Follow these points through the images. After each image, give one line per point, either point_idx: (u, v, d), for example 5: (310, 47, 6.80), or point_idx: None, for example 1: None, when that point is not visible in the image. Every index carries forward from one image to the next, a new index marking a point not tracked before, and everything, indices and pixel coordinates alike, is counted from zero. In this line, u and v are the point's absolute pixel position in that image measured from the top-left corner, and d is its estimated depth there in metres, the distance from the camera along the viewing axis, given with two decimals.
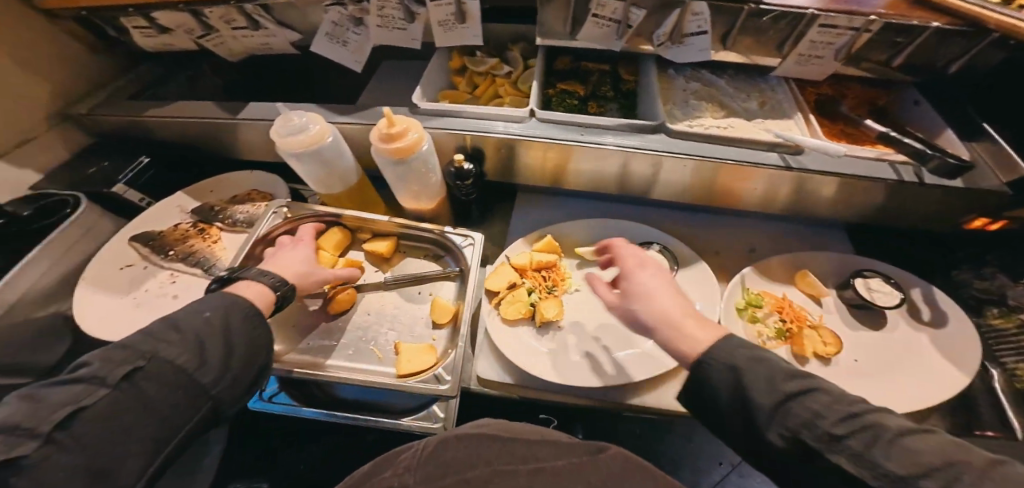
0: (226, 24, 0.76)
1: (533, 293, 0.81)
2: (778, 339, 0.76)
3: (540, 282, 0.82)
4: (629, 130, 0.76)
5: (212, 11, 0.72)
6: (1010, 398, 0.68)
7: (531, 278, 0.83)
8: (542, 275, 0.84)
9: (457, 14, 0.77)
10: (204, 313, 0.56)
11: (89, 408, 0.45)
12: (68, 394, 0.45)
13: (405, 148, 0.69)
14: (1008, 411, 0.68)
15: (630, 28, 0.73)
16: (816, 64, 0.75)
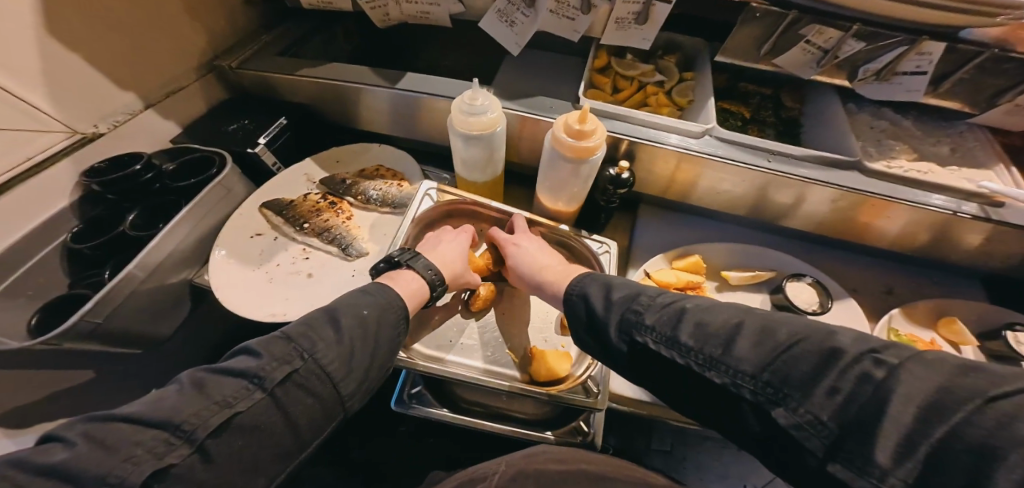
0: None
1: None
2: None
3: None
4: (817, 163, 0.71)
5: None
6: None
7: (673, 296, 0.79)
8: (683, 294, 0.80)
9: (639, 13, 0.73)
10: (361, 311, 0.56)
11: (244, 416, 0.45)
12: (226, 388, 0.45)
13: (588, 150, 0.64)
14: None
15: (838, 58, 0.68)
16: (1023, 117, 0.70)
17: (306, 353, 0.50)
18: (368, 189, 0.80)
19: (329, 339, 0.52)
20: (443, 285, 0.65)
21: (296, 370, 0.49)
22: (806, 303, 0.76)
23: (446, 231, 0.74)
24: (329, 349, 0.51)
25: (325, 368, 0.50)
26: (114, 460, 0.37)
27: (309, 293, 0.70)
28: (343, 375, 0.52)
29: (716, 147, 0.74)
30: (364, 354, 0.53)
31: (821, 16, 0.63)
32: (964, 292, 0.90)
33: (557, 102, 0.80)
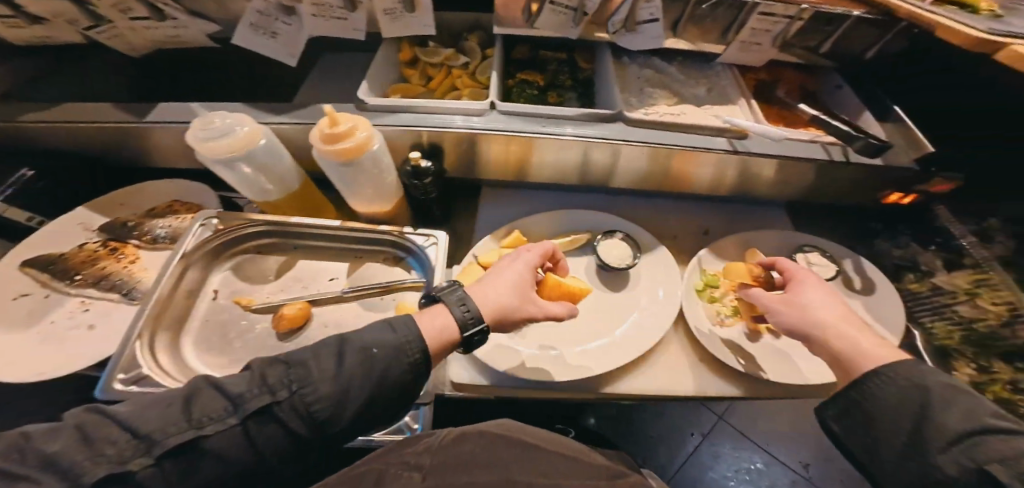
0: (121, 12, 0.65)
1: None
2: (734, 317, 0.81)
3: None
4: (591, 120, 0.77)
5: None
6: (931, 353, 0.78)
7: None
8: None
9: (406, 1, 0.70)
10: (369, 349, 0.46)
11: (209, 442, 0.37)
12: (158, 418, 0.37)
13: (351, 148, 0.61)
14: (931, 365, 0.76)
15: (586, 14, 0.73)
16: (757, 52, 0.81)
17: (295, 385, 0.42)
18: (158, 227, 0.76)
19: (327, 372, 0.43)
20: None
21: (283, 398, 0.41)
22: (618, 259, 0.85)
23: (517, 255, 0.62)
24: (321, 384, 0.42)
25: (310, 405, 0.41)
26: None
27: (83, 348, 0.62)
28: (333, 416, 0.43)
29: (506, 122, 0.75)
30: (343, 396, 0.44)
31: None
32: (771, 219, 1.00)
33: (331, 106, 0.75)
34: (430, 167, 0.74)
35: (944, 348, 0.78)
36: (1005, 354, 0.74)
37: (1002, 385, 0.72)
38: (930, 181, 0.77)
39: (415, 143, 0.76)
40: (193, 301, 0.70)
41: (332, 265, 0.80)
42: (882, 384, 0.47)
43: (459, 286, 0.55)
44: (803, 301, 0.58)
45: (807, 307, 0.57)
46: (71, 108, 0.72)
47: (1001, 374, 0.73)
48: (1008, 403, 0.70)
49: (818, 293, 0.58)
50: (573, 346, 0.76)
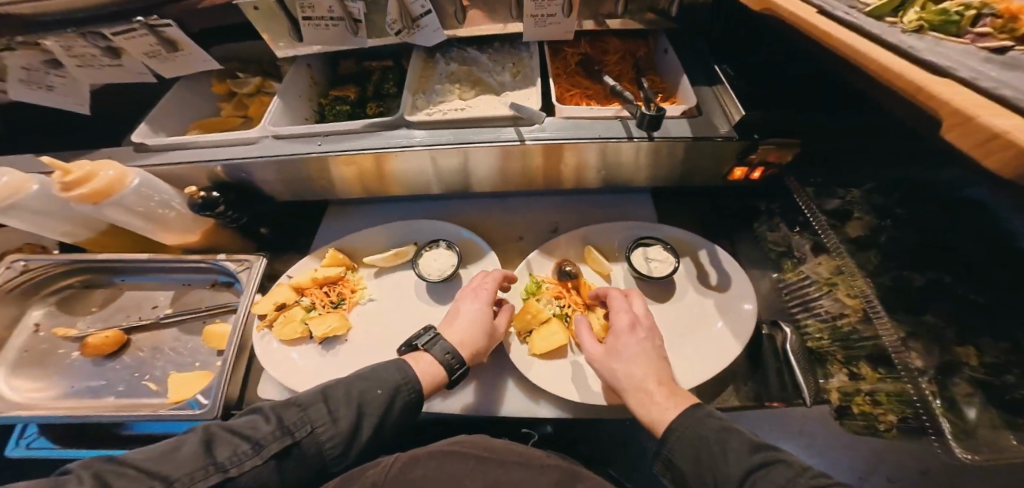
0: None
1: (312, 311, 0.79)
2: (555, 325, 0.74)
3: (320, 298, 0.80)
4: (371, 130, 0.74)
5: None
6: (800, 359, 0.68)
7: (311, 295, 0.80)
8: (325, 290, 0.82)
9: (160, 42, 0.69)
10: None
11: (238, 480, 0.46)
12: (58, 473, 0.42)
13: (94, 191, 0.63)
14: (796, 376, 0.66)
15: (357, 21, 0.72)
16: (556, 25, 0.74)
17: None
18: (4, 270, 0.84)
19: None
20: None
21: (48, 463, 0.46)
22: (438, 270, 0.80)
23: (463, 298, 0.71)
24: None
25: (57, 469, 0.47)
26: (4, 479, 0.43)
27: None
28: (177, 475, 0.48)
29: (282, 146, 0.73)
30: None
31: None
32: (635, 209, 0.91)
33: (113, 151, 0.75)
34: (217, 196, 0.74)
35: (816, 353, 0.69)
36: (868, 357, 0.64)
37: (862, 397, 0.63)
38: (759, 150, 0.65)
39: (210, 177, 0.76)
40: (13, 336, 0.78)
41: (159, 292, 0.84)
42: (676, 439, 0.52)
43: (437, 336, 0.65)
44: (619, 357, 0.61)
45: (617, 367, 0.60)
46: None
47: (864, 383, 0.63)
48: (871, 416, 0.63)
49: (634, 346, 0.62)
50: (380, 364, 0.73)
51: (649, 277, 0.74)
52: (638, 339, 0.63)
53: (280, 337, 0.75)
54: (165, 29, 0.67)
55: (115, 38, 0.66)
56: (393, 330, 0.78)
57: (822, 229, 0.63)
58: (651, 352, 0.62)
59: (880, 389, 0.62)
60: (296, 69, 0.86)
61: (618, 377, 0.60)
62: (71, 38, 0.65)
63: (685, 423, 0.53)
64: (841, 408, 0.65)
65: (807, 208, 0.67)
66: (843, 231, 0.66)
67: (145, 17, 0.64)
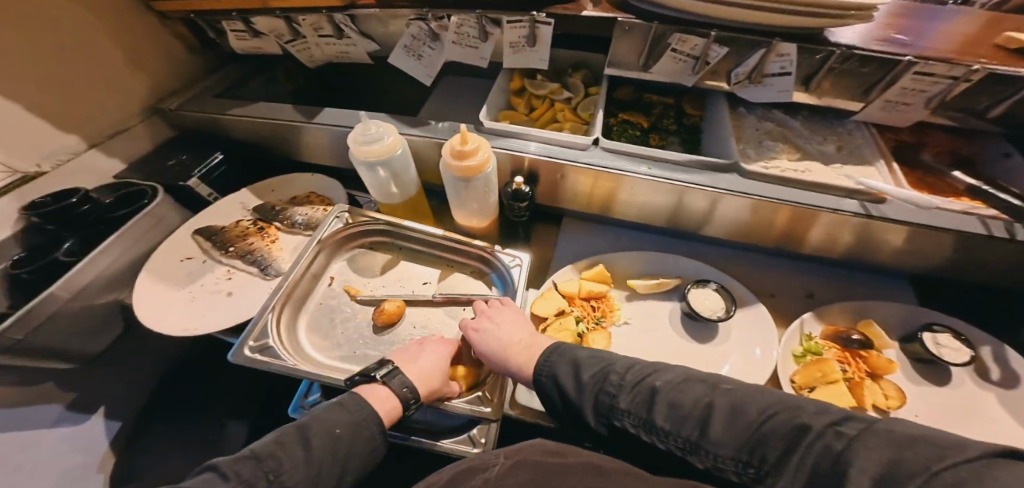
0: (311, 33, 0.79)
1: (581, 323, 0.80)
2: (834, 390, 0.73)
3: (587, 312, 0.81)
4: (696, 166, 0.75)
5: (306, 19, 0.74)
6: None
7: (580, 307, 0.82)
8: (590, 305, 0.83)
9: (528, 36, 0.77)
10: (332, 430, 0.55)
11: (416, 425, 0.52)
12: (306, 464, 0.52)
13: (473, 167, 0.66)
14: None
15: (708, 64, 0.73)
16: (903, 113, 0.72)
17: (270, 474, 0.50)
18: (297, 215, 0.87)
19: (298, 461, 0.52)
20: (417, 400, 0.60)
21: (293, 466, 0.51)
22: (710, 310, 0.78)
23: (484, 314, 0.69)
24: (294, 471, 0.51)
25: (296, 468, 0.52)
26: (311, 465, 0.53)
27: (225, 311, 0.74)
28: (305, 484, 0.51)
29: (609, 158, 0.77)
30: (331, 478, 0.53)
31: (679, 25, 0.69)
32: (891, 293, 0.89)
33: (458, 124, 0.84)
34: (529, 192, 0.78)
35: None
36: None
37: None
38: None
39: (519, 167, 0.81)
40: (314, 285, 0.79)
41: (429, 270, 0.85)
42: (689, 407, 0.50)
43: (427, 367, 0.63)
44: None
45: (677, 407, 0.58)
46: (253, 106, 0.87)
47: None
48: None
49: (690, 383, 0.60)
50: None
51: (940, 360, 0.72)
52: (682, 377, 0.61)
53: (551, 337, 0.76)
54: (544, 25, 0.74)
55: (507, 25, 0.74)
56: (653, 351, 0.78)
57: None
58: None
59: None
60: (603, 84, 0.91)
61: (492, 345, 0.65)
62: (470, 18, 0.73)
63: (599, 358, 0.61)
64: None
65: None
66: None
67: (536, 13, 0.73)
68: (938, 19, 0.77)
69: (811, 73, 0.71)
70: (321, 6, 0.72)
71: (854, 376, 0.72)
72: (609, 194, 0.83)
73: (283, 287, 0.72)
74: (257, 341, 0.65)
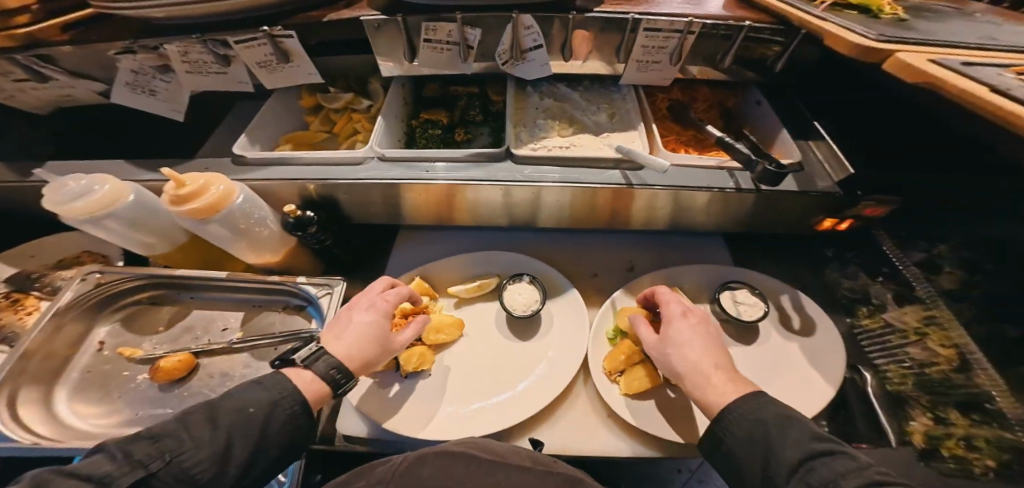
0: (2, 75, 0.65)
1: None
2: None
3: None
4: (476, 159, 0.73)
5: None
6: (881, 402, 0.66)
7: None
8: None
9: (275, 53, 0.67)
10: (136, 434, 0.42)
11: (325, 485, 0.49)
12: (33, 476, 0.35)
13: (205, 206, 0.59)
14: (878, 418, 0.65)
15: (470, 48, 0.72)
16: (658, 71, 0.73)
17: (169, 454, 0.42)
18: (57, 279, 0.77)
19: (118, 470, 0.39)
20: (351, 380, 0.56)
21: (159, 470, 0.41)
22: (524, 306, 0.77)
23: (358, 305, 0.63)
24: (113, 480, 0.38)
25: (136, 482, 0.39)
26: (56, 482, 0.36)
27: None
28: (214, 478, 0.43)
29: (389, 169, 0.73)
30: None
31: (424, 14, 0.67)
32: (710, 252, 0.90)
33: (212, 162, 0.73)
34: (312, 216, 0.72)
35: (897, 396, 0.66)
36: (957, 403, 0.61)
37: (955, 441, 0.59)
38: (860, 205, 0.68)
39: (302, 194, 0.74)
40: (77, 355, 0.70)
41: (228, 313, 0.78)
42: (742, 425, 0.50)
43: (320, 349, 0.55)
44: (670, 345, 0.61)
45: (671, 355, 0.60)
46: None
47: (955, 428, 0.60)
48: (963, 461, 0.57)
49: (684, 331, 0.61)
50: (469, 399, 0.71)
51: (739, 319, 0.74)
52: (689, 325, 0.62)
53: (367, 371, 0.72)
54: (285, 41, 0.65)
55: (237, 45, 0.64)
56: (478, 363, 0.76)
57: (915, 278, 0.71)
58: (705, 336, 0.61)
59: (975, 434, 0.58)
60: (393, 88, 0.85)
61: (675, 362, 0.59)
62: (190, 43, 0.63)
63: (740, 409, 0.51)
64: (925, 447, 0.60)
65: (893, 257, 0.75)
66: (932, 286, 0.69)
67: (270, 27, 0.63)
68: None
69: (562, 43, 0.72)
70: None
71: None
72: (448, 197, 0.76)
73: (14, 362, 0.62)
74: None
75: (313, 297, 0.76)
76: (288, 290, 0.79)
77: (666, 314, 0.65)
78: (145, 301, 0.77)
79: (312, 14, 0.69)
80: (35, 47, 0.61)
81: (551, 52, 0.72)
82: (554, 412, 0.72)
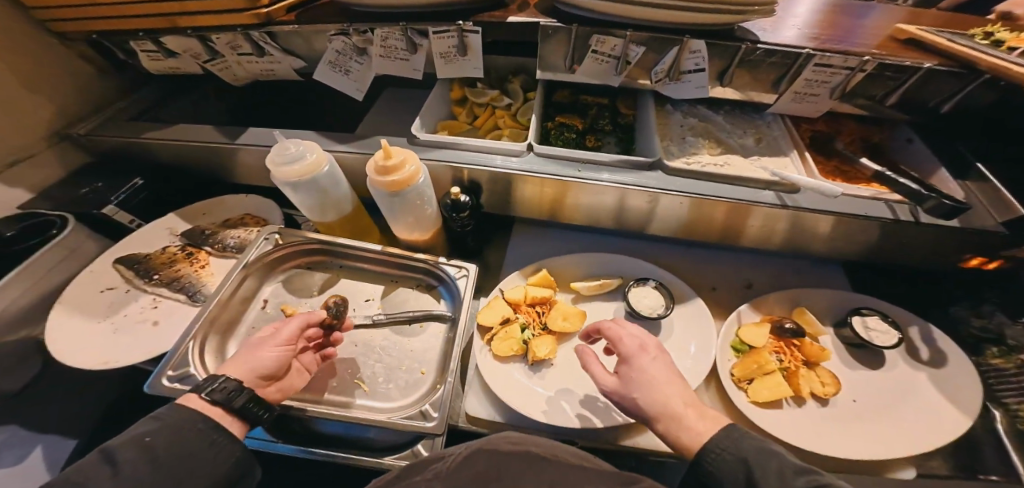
0: (231, 49, 0.78)
1: (526, 329, 0.79)
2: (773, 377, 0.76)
3: (534, 317, 0.81)
4: (624, 166, 0.77)
5: (219, 37, 0.74)
6: (1013, 440, 0.67)
7: (525, 313, 0.81)
8: (536, 309, 0.82)
9: (458, 46, 0.76)
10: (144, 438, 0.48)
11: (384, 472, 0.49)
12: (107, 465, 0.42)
13: (400, 181, 0.66)
14: (1013, 458, 0.65)
15: (629, 63, 0.75)
16: (810, 103, 0.76)
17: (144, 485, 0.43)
18: (227, 237, 0.83)
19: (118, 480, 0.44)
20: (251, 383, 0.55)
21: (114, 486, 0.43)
22: (650, 308, 0.79)
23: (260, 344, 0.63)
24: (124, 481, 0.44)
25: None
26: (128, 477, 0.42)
27: (147, 342, 0.69)
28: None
29: (541, 164, 0.78)
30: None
31: (598, 26, 0.72)
32: (828, 279, 0.91)
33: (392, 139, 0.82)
34: (468, 201, 0.77)
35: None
36: None
37: None
38: (1021, 247, 0.67)
39: (458, 177, 0.81)
40: (246, 309, 0.75)
41: (373, 287, 0.83)
42: (717, 460, 0.47)
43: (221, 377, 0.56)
44: (640, 383, 0.57)
45: (644, 392, 0.56)
46: (173, 127, 0.83)
47: None
48: None
49: (648, 368, 0.58)
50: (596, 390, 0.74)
51: (871, 344, 0.75)
52: (645, 362, 0.59)
53: (501, 354, 0.75)
54: (472, 36, 0.74)
55: (433, 35, 0.74)
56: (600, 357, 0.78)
57: None
58: (664, 374, 0.58)
59: None
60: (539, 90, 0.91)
61: (648, 404, 0.55)
62: (394, 30, 0.73)
63: (722, 442, 0.48)
64: None
65: None
66: None
67: (463, 22, 0.72)
68: (867, 17, 0.82)
69: (723, 71, 0.73)
70: (235, 24, 0.70)
71: (790, 366, 0.75)
72: (556, 199, 0.83)
73: (208, 312, 0.68)
74: (177, 369, 0.61)
75: (451, 278, 0.81)
76: (432, 268, 0.84)
77: (620, 351, 0.62)
78: (304, 266, 0.83)
79: (493, 12, 0.77)
80: (267, 25, 0.71)
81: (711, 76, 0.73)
82: None
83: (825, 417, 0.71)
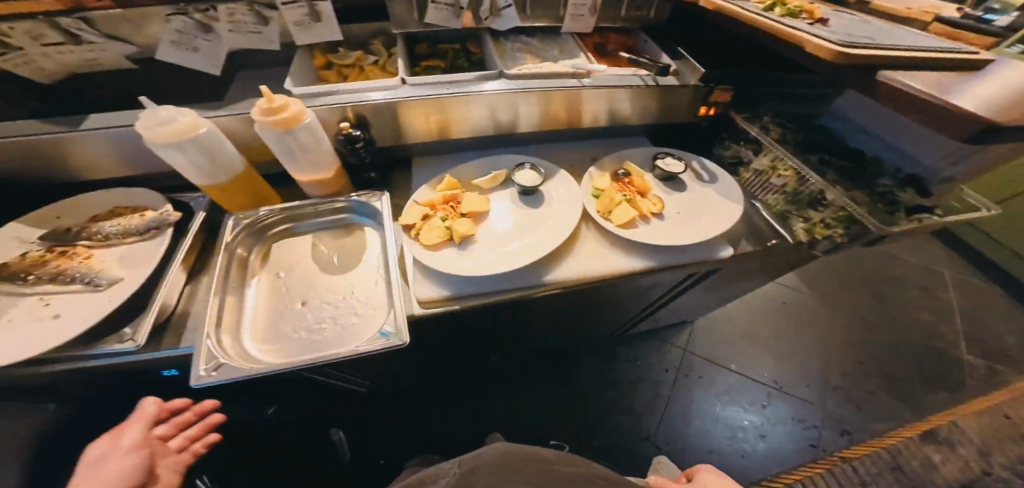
0: (34, 39, 0.79)
1: (443, 219, 0.96)
2: (639, 196, 1.08)
3: (448, 211, 0.98)
4: (483, 81, 1.04)
5: (15, 28, 0.75)
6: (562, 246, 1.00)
7: (441, 210, 0.98)
8: (446, 208, 0.99)
9: (310, 13, 0.89)
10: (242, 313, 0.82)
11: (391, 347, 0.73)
12: (286, 320, 0.82)
13: (288, 118, 0.80)
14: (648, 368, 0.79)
15: (461, 8, 0.99)
16: (583, 23, 1.12)
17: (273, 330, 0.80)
18: (146, 222, 0.84)
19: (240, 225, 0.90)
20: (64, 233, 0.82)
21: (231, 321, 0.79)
22: (532, 181, 1.05)
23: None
24: (251, 319, 0.81)
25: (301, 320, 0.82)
26: (278, 326, 0.81)
27: (53, 328, 0.70)
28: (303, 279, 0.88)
29: (415, 90, 1.00)
30: (268, 279, 0.87)
31: None
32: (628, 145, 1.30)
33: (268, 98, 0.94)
34: (359, 133, 0.93)
35: None
36: None
37: None
38: (716, 91, 1.15)
39: (345, 118, 0.95)
40: (303, 118, 0.82)
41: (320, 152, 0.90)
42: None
43: None
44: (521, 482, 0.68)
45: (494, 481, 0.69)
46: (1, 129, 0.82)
47: None
48: None
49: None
50: (483, 235, 0.97)
51: (673, 171, 1.14)
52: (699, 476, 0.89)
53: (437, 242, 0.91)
54: (392, 114, 0.98)
55: (283, 6, 0.85)
56: (502, 226, 0.99)
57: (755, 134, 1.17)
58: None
59: None
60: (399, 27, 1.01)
61: None
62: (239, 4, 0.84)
63: None
64: None
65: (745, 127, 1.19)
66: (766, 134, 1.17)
67: None
68: None
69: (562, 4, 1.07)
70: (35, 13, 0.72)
71: (637, 184, 1.10)
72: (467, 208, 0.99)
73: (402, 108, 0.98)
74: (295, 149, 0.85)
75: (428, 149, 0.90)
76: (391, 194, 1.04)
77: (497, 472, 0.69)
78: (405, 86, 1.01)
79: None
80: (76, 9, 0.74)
81: (518, 10, 1.03)
82: (571, 252, 0.99)
83: (664, 224, 1.05)
